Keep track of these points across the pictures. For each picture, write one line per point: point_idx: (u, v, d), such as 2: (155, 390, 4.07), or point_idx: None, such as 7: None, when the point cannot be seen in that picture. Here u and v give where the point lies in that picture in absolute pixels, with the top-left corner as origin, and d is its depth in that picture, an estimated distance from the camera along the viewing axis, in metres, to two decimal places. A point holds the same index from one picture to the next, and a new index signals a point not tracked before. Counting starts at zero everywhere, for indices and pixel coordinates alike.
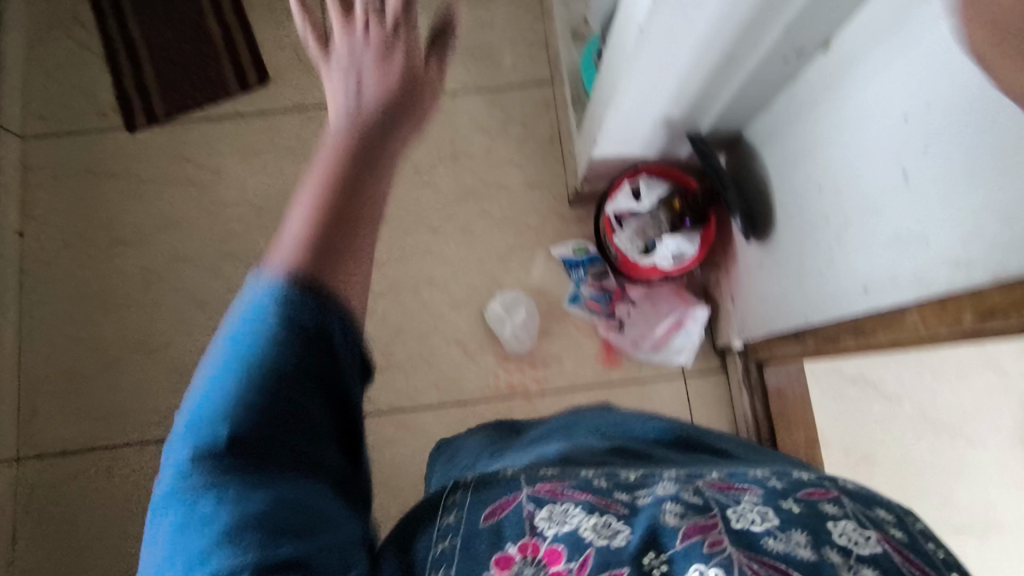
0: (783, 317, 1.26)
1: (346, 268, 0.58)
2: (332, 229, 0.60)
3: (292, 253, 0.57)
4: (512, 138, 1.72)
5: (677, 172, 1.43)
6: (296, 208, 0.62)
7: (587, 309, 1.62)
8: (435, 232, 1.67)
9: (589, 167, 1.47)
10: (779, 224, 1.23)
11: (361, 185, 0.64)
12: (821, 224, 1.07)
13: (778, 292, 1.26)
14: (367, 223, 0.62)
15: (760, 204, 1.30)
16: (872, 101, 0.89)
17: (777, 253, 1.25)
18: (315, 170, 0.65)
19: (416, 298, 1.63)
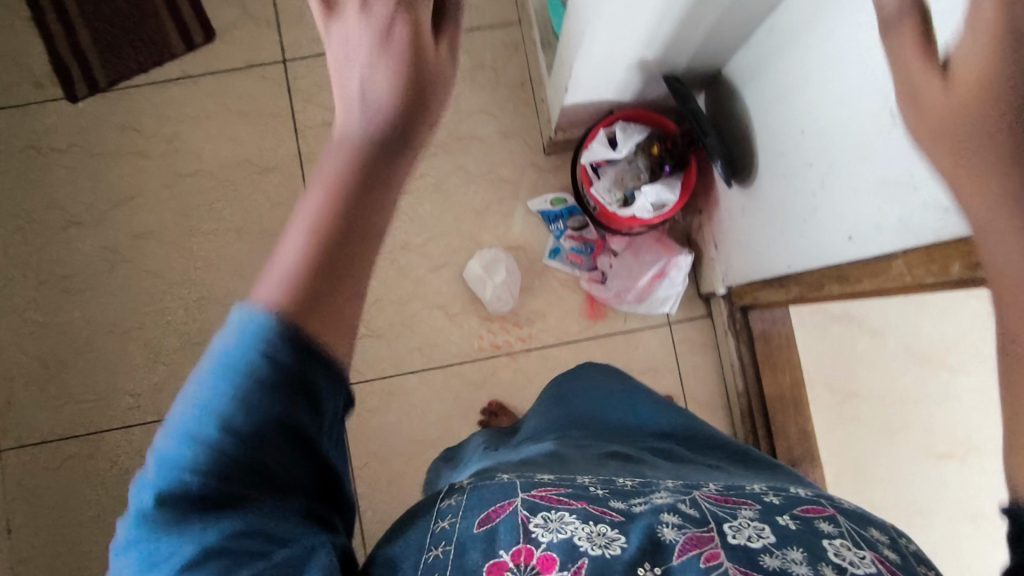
0: (768, 267, 1.22)
1: (333, 321, 0.53)
2: (316, 280, 0.53)
3: (276, 297, 0.51)
4: (481, 85, 1.63)
5: (657, 116, 1.36)
6: (283, 246, 0.55)
7: (569, 263, 1.58)
8: (408, 192, 1.61)
9: (563, 114, 1.40)
10: (764, 174, 1.17)
11: (359, 223, 0.57)
12: (808, 181, 1.03)
13: (764, 243, 1.22)
14: (363, 267, 0.56)
15: (742, 148, 1.24)
16: (862, 54, 0.83)
17: (763, 204, 1.20)
18: (304, 209, 0.57)
19: (393, 262, 1.59)
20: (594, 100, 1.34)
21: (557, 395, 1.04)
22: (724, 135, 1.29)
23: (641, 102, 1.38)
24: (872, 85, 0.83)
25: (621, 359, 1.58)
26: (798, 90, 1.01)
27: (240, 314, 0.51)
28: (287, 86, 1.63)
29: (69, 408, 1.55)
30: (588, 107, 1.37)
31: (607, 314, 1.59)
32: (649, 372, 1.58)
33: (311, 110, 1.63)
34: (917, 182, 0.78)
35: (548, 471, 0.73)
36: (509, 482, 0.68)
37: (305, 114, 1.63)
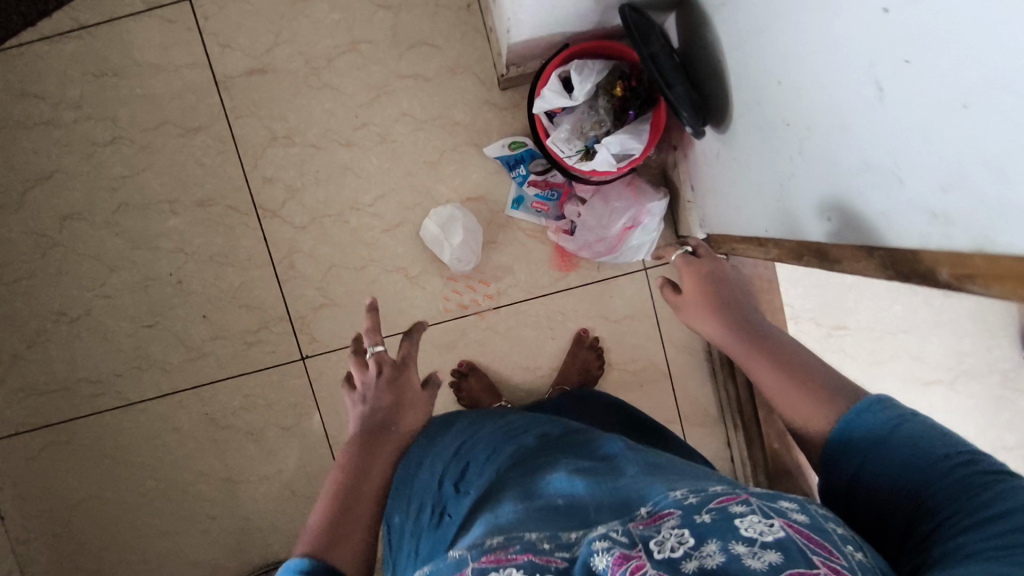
0: (750, 225, 1.10)
1: (344, 549, 0.74)
2: (333, 530, 0.76)
3: (309, 547, 0.74)
4: (420, 12, 1.42)
5: (620, 47, 1.17)
6: (314, 514, 0.79)
7: (533, 212, 1.46)
8: (351, 144, 1.45)
9: (511, 50, 1.21)
10: (739, 123, 1.01)
11: (358, 494, 0.82)
12: (782, 153, 0.90)
13: (744, 197, 1.08)
14: (359, 521, 0.79)
15: (716, 91, 1.05)
16: (844, 18, 0.67)
17: (740, 157, 1.05)
18: (326, 489, 0.83)
19: (344, 225, 1.46)
20: (544, 31, 1.14)
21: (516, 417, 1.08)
22: (697, 73, 1.11)
23: (598, 30, 1.18)
24: (854, 52, 0.67)
25: (596, 309, 1.50)
26: (773, 42, 0.83)
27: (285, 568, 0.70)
28: (198, 29, 1.42)
29: (37, 400, 1.52)
30: (538, 42, 1.19)
31: (578, 264, 1.49)
32: (625, 320, 1.51)
33: (229, 56, 1.42)
34: (902, 173, 0.65)
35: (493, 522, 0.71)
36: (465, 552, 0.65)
37: (224, 62, 1.43)
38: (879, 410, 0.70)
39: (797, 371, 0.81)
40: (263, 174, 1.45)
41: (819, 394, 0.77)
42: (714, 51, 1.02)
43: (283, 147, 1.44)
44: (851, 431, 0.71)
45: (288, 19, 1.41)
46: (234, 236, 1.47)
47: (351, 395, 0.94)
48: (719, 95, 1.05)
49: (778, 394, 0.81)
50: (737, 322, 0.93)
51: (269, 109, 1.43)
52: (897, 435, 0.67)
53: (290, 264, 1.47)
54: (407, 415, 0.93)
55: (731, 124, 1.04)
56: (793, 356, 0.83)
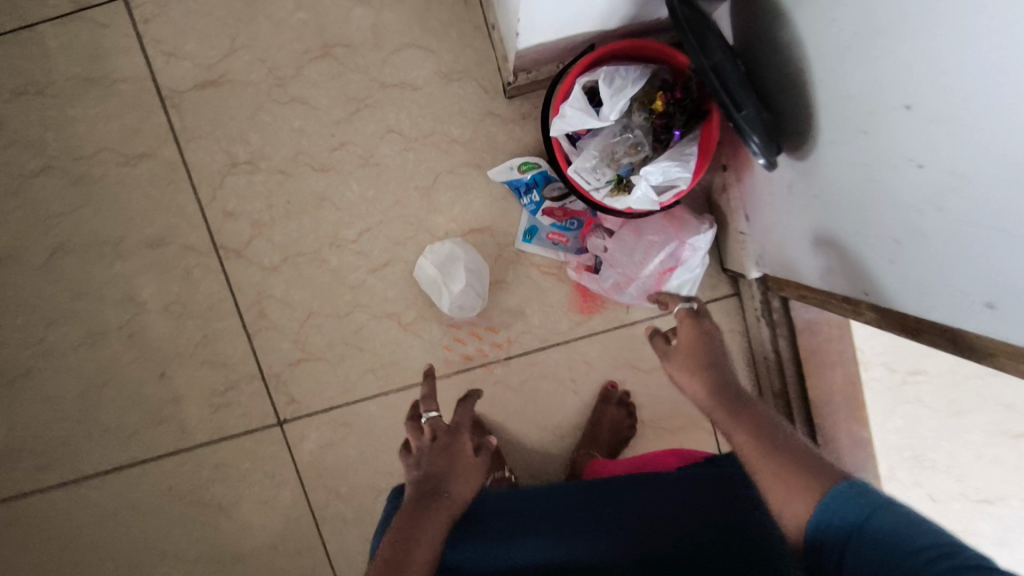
0: (836, 278, 0.86)
1: None
2: None
3: None
4: (405, 6, 1.15)
5: (659, 46, 0.92)
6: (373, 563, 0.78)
7: (549, 244, 1.21)
8: (327, 169, 1.19)
9: (521, 54, 0.96)
10: (829, 152, 0.76)
11: (411, 556, 0.77)
12: (904, 202, 0.65)
13: (828, 244, 0.83)
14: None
15: (795, 105, 0.80)
16: None
17: (826, 196, 0.79)
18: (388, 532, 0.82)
19: (323, 266, 1.22)
20: (567, 28, 0.88)
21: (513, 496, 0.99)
22: (766, 80, 0.85)
23: (634, 25, 0.93)
24: None
25: (625, 356, 1.26)
26: (911, 46, 0.57)
27: None
28: (138, 35, 1.16)
29: None
30: (556, 43, 0.93)
31: (604, 305, 1.24)
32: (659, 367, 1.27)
33: (176, 66, 1.16)
34: None
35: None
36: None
37: (170, 73, 1.17)
38: (857, 494, 0.68)
39: (773, 443, 0.76)
40: (224, 208, 1.20)
41: (790, 469, 0.73)
42: (796, 56, 0.76)
43: (244, 175, 1.19)
44: (828, 516, 0.69)
45: (245, 20, 1.15)
46: (192, 282, 1.23)
47: (407, 459, 0.92)
48: (800, 111, 0.79)
49: (753, 464, 0.76)
50: (726, 383, 0.83)
51: (226, 129, 1.18)
52: (879, 524, 0.65)
53: (260, 313, 1.23)
54: (464, 480, 0.88)
55: (816, 153, 0.79)
56: (768, 423, 0.79)
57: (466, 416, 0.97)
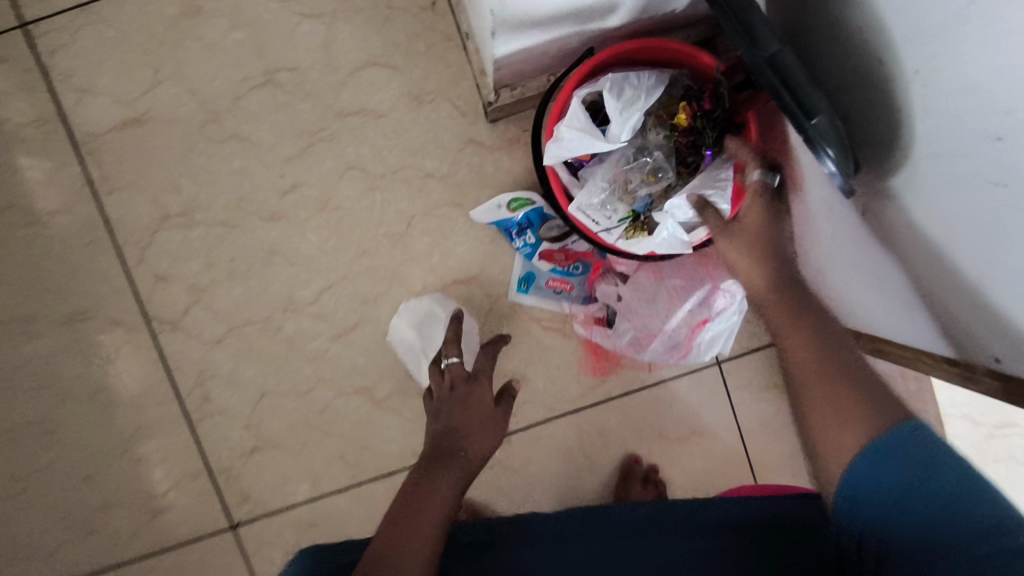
0: (946, 329, 0.64)
1: None
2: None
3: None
4: (363, 20, 0.95)
5: (674, 45, 0.72)
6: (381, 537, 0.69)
7: (550, 293, 0.99)
8: (278, 217, 0.98)
9: (501, 65, 0.75)
10: (934, 168, 0.55)
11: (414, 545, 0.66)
12: None
13: (931, 288, 0.62)
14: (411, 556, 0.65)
15: (880, 106, 0.59)
16: None
17: (928, 225, 0.58)
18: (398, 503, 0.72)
19: (278, 332, 1.00)
20: (561, 25, 0.68)
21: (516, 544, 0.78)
22: (832, 76, 0.64)
23: (644, 21, 0.73)
24: None
25: (649, 425, 1.02)
26: None
27: None
28: (41, 67, 0.94)
29: None
30: (544, 49, 0.73)
31: (620, 364, 1.01)
32: (694, 437, 1.02)
33: (89, 103, 0.95)
34: None
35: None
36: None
37: (82, 112, 0.95)
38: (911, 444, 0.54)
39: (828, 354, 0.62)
40: (155, 270, 0.99)
41: (846, 395, 0.58)
42: (884, 41, 0.55)
43: (178, 230, 0.98)
44: (869, 479, 0.55)
45: (170, 45, 0.95)
46: (119, 362, 1.00)
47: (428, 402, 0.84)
48: (888, 115, 0.58)
49: (798, 370, 0.62)
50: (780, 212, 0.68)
51: (154, 176, 0.97)
52: (924, 484, 0.53)
53: (203, 393, 1.01)
54: (482, 436, 0.78)
55: (913, 170, 0.57)
56: (831, 328, 0.64)
57: (489, 351, 0.88)
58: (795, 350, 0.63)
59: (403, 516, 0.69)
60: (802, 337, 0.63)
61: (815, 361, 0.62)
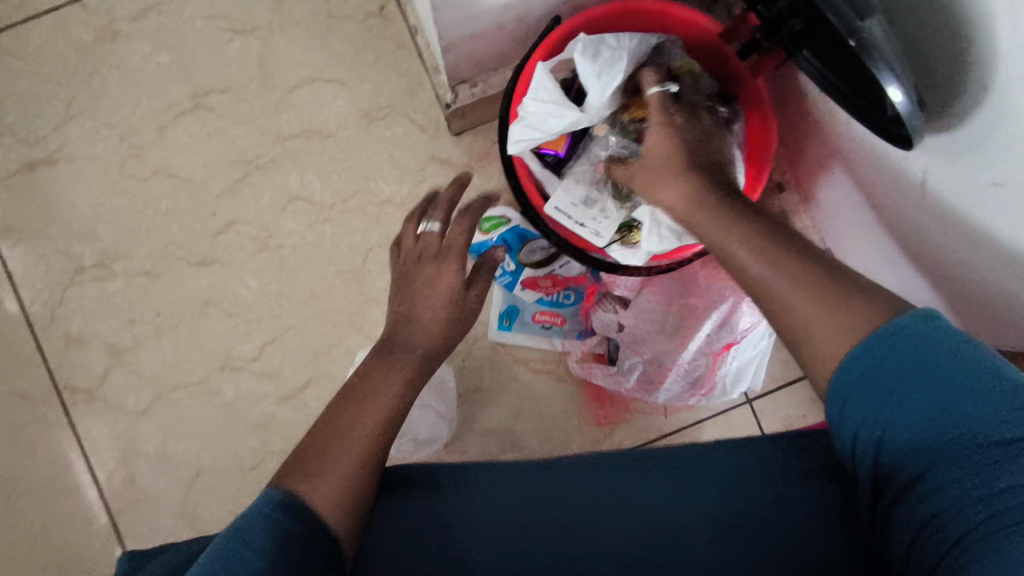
0: (976, 313, 0.55)
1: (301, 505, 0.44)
2: (302, 470, 0.45)
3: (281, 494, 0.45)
4: (302, 32, 0.83)
5: (660, 4, 0.59)
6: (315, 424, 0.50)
7: (538, 329, 0.83)
8: (210, 261, 0.84)
9: (450, 46, 0.62)
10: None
11: (329, 453, 0.46)
12: None
13: (976, 271, 0.51)
14: (330, 485, 0.45)
15: (950, 54, 0.43)
16: None
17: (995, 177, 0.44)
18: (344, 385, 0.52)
19: (215, 397, 0.84)
20: None
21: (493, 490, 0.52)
22: None
23: None
24: None
25: None
26: None
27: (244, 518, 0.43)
28: None
29: None
30: (500, 20, 0.60)
31: (628, 410, 0.83)
32: None
33: None
34: None
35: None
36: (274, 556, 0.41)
37: None
38: (910, 339, 0.40)
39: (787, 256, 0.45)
40: (66, 330, 0.83)
41: (818, 292, 0.44)
42: None
43: (94, 283, 0.83)
44: (856, 382, 0.41)
45: (84, 74, 0.83)
46: (22, 445, 0.83)
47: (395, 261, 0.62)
48: (961, 69, 0.43)
49: (746, 267, 0.47)
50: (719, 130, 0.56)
51: (66, 222, 0.83)
52: (929, 389, 0.39)
53: (125, 477, 0.83)
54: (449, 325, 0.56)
55: (985, 141, 0.43)
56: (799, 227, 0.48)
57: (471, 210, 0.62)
58: (738, 251, 0.47)
59: (323, 432, 0.48)
60: (743, 240, 0.48)
61: (760, 262, 0.46)
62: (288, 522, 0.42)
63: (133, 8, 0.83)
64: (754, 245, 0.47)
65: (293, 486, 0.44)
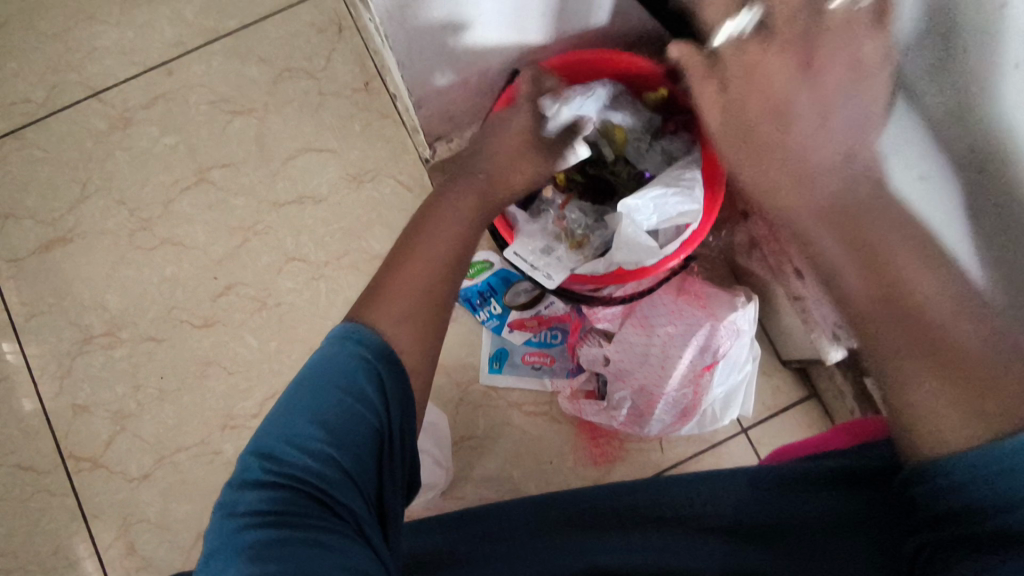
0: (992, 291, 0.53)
1: (381, 315, 0.45)
2: (372, 296, 0.47)
3: (358, 312, 0.46)
4: (295, 108, 0.91)
5: (601, 54, 0.66)
6: (392, 263, 0.50)
7: (530, 369, 0.85)
8: (211, 323, 0.88)
9: (422, 101, 0.68)
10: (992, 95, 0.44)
11: (390, 291, 0.47)
12: None
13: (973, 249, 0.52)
14: (391, 319, 0.45)
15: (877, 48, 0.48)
16: None
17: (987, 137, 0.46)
18: (418, 224, 0.54)
19: (216, 457, 0.85)
20: (477, 42, 0.62)
21: (524, 515, 0.58)
22: None
23: (570, 32, 0.67)
24: None
25: None
26: None
27: (330, 348, 0.43)
28: None
29: None
30: (464, 75, 0.67)
31: (623, 446, 0.83)
32: None
33: (10, 229, 0.89)
34: None
35: (353, 471, 0.39)
36: (373, 398, 0.41)
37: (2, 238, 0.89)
38: None
39: (925, 315, 0.39)
40: (73, 399, 0.86)
41: None
42: None
43: (100, 351, 0.87)
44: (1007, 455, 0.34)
45: (98, 159, 0.91)
46: (24, 517, 0.84)
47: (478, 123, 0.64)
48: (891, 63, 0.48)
49: (860, 310, 0.41)
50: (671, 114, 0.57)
51: (77, 295, 0.88)
52: None
53: (126, 545, 0.83)
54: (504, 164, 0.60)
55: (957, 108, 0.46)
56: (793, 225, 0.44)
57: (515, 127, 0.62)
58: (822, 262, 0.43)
59: (399, 264, 0.49)
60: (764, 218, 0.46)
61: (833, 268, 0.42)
62: (382, 368, 0.43)
63: (143, 98, 0.92)
64: (872, 276, 0.41)
65: (367, 319, 0.45)
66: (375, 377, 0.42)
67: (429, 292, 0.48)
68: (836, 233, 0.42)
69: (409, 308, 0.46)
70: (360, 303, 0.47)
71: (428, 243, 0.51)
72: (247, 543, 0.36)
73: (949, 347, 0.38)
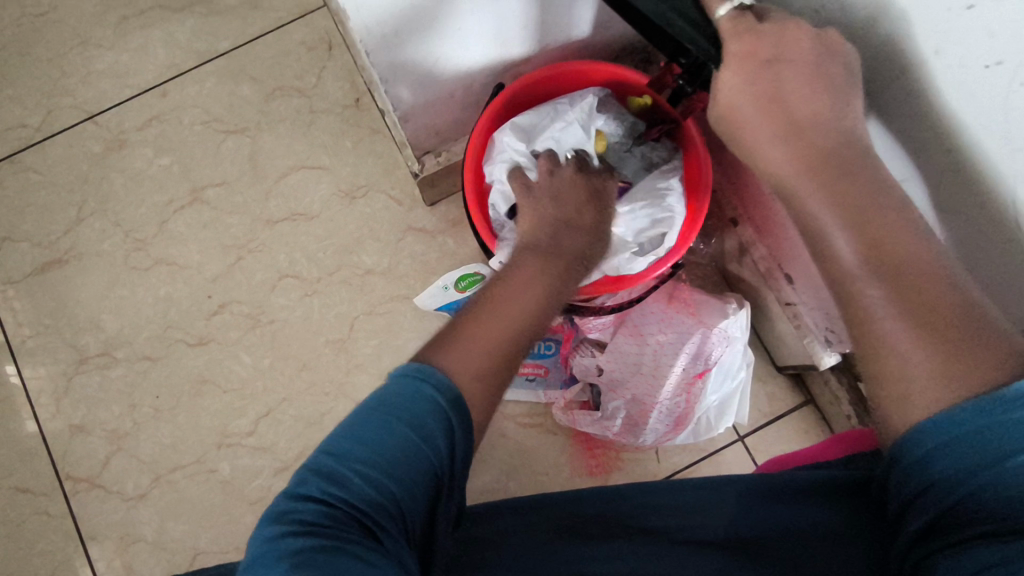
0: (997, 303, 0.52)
1: (456, 358, 0.42)
2: (443, 337, 0.44)
3: (433, 351, 0.42)
4: (287, 127, 0.92)
5: (582, 67, 0.67)
6: (471, 308, 0.47)
7: (523, 380, 0.84)
8: (206, 341, 0.88)
9: (407, 117, 0.69)
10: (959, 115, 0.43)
11: (467, 334, 0.44)
12: None
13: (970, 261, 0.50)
14: (468, 365, 0.42)
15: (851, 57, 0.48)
16: None
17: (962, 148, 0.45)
18: (510, 272, 0.52)
19: (211, 474, 0.85)
20: (459, 58, 0.63)
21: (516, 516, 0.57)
22: None
23: (553, 45, 0.68)
24: None
25: None
26: None
27: (415, 383, 0.40)
28: None
29: None
30: (447, 90, 0.67)
31: (619, 456, 0.82)
32: None
33: (7, 251, 0.90)
34: None
35: (408, 508, 0.37)
36: (443, 443, 0.39)
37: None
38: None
39: (924, 284, 0.39)
40: (69, 419, 0.87)
41: None
42: None
43: (96, 371, 0.88)
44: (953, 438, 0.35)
45: (93, 181, 0.92)
46: (22, 540, 0.84)
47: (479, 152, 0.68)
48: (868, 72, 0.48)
49: (850, 271, 0.41)
50: None
51: (73, 315, 0.89)
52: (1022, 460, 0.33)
53: (122, 565, 0.83)
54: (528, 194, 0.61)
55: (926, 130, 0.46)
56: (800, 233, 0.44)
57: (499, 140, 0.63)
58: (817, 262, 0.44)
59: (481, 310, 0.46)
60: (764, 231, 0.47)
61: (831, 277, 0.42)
62: (454, 418, 0.40)
63: (137, 120, 0.93)
64: (869, 248, 0.40)
65: (441, 361, 0.41)
66: (447, 425, 0.39)
67: (509, 342, 0.45)
68: (838, 206, 0.42)
69: (488, 357, 0.43)
70: (435, 341, 0.44)
71: (517, 295, 0.49)
72: (291, 552, 0.33)
73: (941, 312, 0.37)
